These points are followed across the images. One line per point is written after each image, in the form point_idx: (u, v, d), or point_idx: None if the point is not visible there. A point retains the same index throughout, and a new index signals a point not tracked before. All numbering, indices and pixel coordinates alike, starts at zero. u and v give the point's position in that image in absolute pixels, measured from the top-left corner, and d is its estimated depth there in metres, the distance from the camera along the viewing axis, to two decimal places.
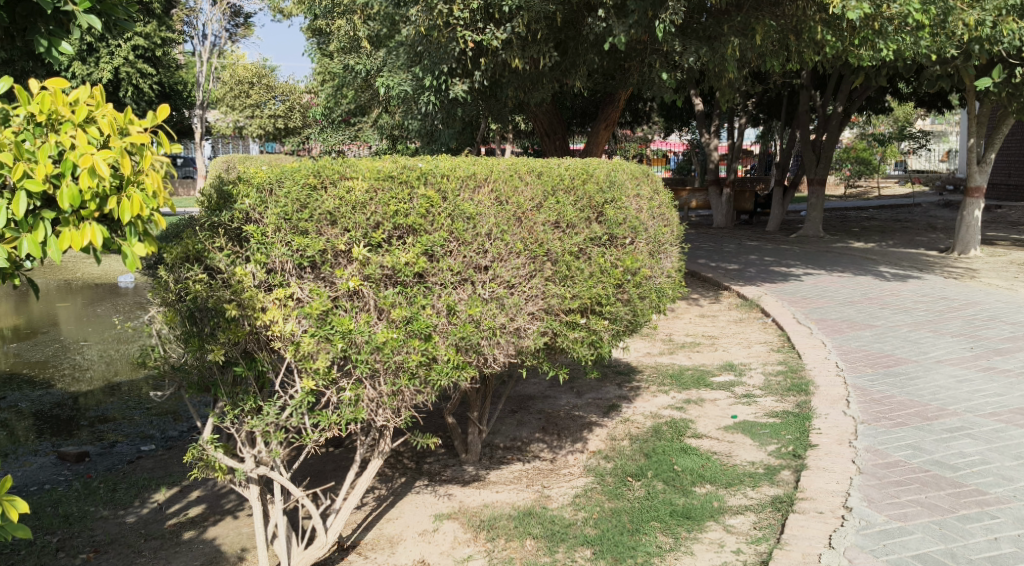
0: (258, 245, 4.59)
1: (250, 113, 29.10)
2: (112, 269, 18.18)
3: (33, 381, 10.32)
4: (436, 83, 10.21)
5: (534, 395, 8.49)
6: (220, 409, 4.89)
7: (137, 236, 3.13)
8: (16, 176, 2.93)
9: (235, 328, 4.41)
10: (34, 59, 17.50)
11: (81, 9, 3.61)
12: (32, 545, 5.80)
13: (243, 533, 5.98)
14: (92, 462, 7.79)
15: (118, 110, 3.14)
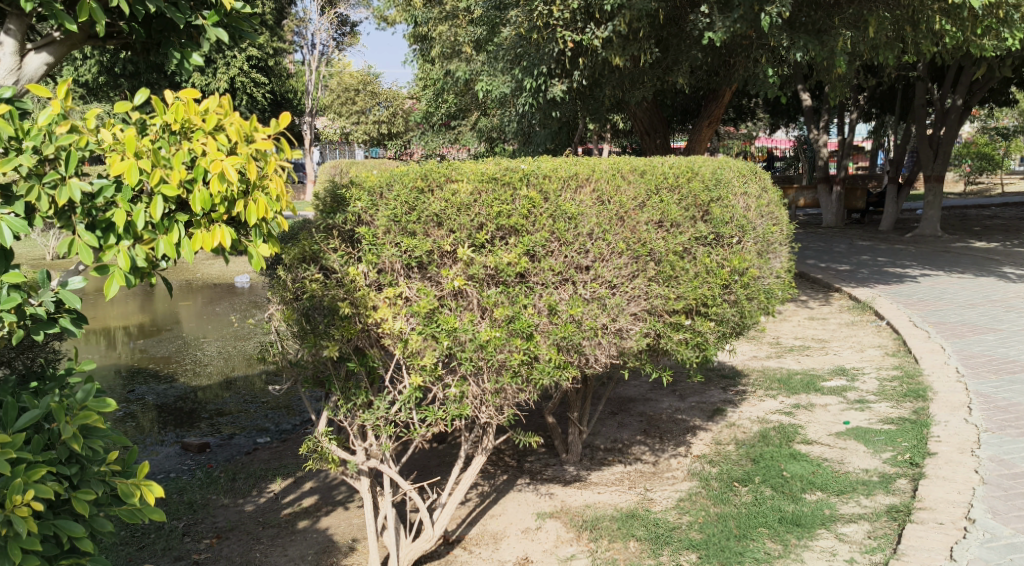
0: (370, 245, 4.75)
1: (357, 119, 29.89)
2: (228, 270, 18.99)
3: (157, 375, 10.91)
4: (536, 84, 10.24)
5: (635, 397, 8.44)
6: (334, 403, 5.08)
7: (262, 237, 3.35)
8: (154, 181, 3.13)
9: (348, 326, 4.57)
10: (156, 73, 18.47)
11: (210, 23, 3.85)
12: (161, 529, 6.14)
13: (354, 525, 6.17)
14: (212, 453, 8.18)
15: (244, 118, 3.32)
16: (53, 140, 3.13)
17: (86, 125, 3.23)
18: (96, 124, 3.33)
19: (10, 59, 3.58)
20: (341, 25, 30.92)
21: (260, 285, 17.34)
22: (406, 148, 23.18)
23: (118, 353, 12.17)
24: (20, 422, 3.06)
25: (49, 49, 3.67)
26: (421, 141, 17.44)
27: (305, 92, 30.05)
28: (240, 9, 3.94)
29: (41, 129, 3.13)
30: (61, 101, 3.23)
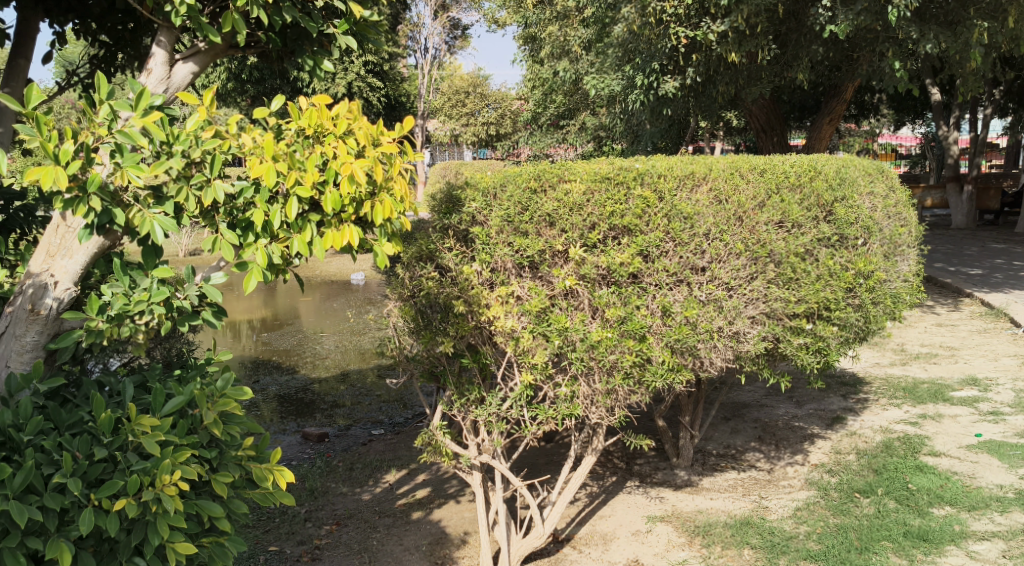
0: (483, 245, 4.86)
1: (466, 121, 30.24)
2: (345, 267, 19.58)
3: (280, 367, 11.38)
4: (647, 81, 10.14)
5: (749, 403, 8.27)
6: (448, 397, 5.22)
7: (386, 236, 3.47)
8: (290, 183, 3.30)
9: (462, 323, 4.72)
10: (278, 79, 19.18)
11: (341, 31, 4.04)
12: (284, 514, 6.44)
13: (466, 518, 6.28)
14: (330, 443, 8.47)
15: (372, 122, 3.45)
16: (199, 144, 3.34)
17: (229, 131, 3.44)
18: (238, 129, 3.53)
19: (162, 69, 3.83)
20: (454, 29, 31.27)
21: (375, 282, 17.81)
22: (515, 148, 23.32)
23: (243, 345, 12.75)
24: (167, 407, 3.29)
25: (195, 59, 3.90)
26: (530, 141, 17.51)
27: (418, 94, 30.61)
28: (369, 17, 4.07)
29: (189, 134, 3.34)
30: (206, 108, 3.44)
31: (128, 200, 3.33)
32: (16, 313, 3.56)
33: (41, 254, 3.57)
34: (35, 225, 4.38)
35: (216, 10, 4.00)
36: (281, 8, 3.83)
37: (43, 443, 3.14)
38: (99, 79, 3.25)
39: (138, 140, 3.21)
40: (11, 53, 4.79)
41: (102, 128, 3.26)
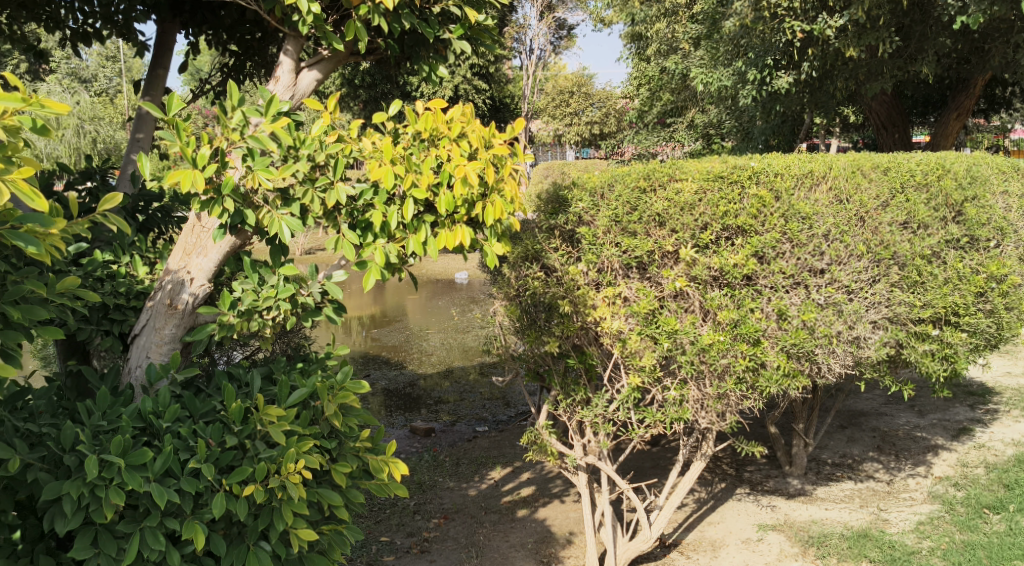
0: (590, 245, 4.84)
1: (570, 121, 30.07)
2: (450, 266, 19.84)
3: (389, 362, 11.65)
4: (760, 76, 9.91)
5: (867, 411, 7.97)
6: (554, 397, 5.29)
7: (496, 236, 3.54)
8: (406, 185, 3.39)
9: (568, 324, 4.80)
10: (388, 81, 19.59)
11: (456, 36, 4.12)
12: (395, 506, 6.61)
13: (571, 518, 6.28)
14: (437, 438, 8.63)
15: (484, 126, 3.50)
16: (323, 148, 3.48)
17: (351, 135, 3.56)
18: (359, 132, 3.65)
19: (288, 76, 4.00)
20: (560, 28, 31.24)
21: (481, 281, 18.01)
22: (620, 147, 23.13)
23: (354, 340, 13.12)
24: (291, 398, 3.45)
25: (318, 66, 4.06)
26: (636, 140, 17.32)
27: (524, 95, 30.76)
28: (483, 21, 4.14)
29: (315, 138, 3.49)
30: (330, 113, 3.57)
31: (258, 202, 3.50)
32: (156, 307, 3.77)
33: (178, 252, 3.76)
34: (171, 225, 4.64)
35: (338, 18, 4.13)
36: (399, 14, 3.93)
37: (179, 430, 3.33)
38: (232, 87, 3.42)
39: (267, 144, 3.36)
40: (150, 64, 5.08)
41: (235, 133, 3.42)
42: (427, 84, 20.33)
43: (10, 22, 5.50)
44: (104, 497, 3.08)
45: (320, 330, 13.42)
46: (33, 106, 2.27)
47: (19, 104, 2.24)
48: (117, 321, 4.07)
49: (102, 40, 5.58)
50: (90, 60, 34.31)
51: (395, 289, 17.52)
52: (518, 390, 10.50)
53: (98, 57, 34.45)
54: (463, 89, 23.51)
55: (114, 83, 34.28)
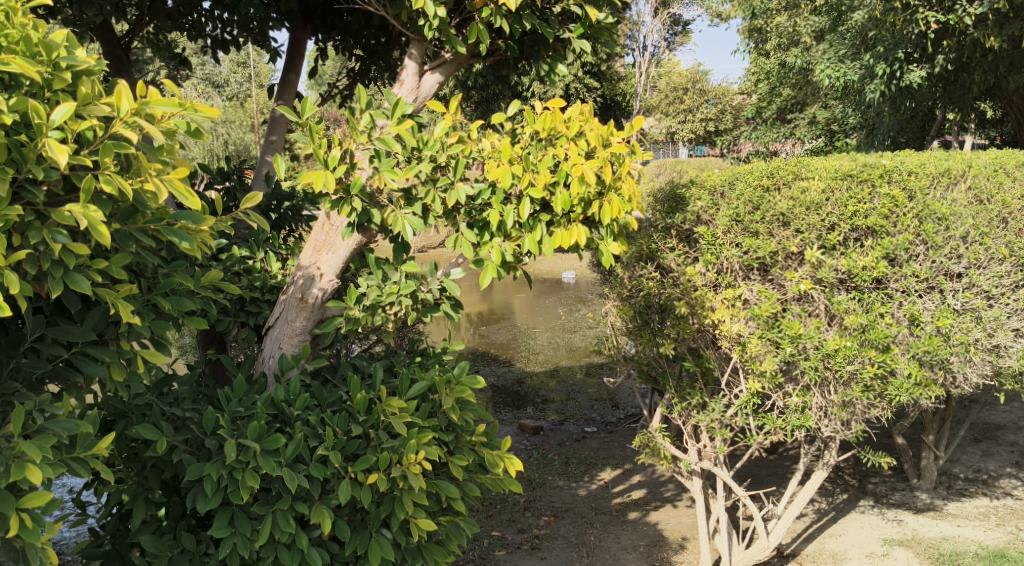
0: (708, 245, 4.76)
1: (683, 118, 29.38)
2: (559, 266, 19.86)
3: (498, 359, 11.78)
4: (890, 70, 9.49)
5: (1004, 424, 7.54)
6: (669, 401, 5.27)
7: (612, 236, 3.55)
8: (523, 185, 3.44)
9: (684, 326, 4.75)
10: (501, 81, 19.70)
11: (576, 35, 4.15)
12: (505, 502, 6.69)
13: (684, 523, 6.20)
14: (546, 436, 8.67)
15: (603, 124, 3.49)
16: (444, 149, 3.56)
17: (471, 135, 3.62)
18: (479, 133, 3.73)
19: (412, 79, 4.13)
20: (675, 25, 30.72)
21: (591, 281, 17.96)
22: (735, 145, 22.60)
23: (464, 337, 13.32)
24: (411, 391, 3.55)
25: (441, 69, 4.15)
26: (752, 138, 16.88)
27: (637, 93, 30.47)
28: (604, 19, 4.13)
29: (437, 139, 3.55)
30: (452, 114, 3.65)
31: (384, 201, 3.61)
32: (288, 300, 3.94)
33: (309, 248, 3.92)
34: (301, 223, 4.84)
35: (461, 21, 4.22)
36: (521, 16, 3.97)
37: (309, 418, 3.47)
38: (360, 91, 3.55)
39: (393, 146, 3.46)
40: (283, 69, 5.31)
41: (363, 135, 3.55)
42: (539, 83, 20.39)
43: (157, 32, 5.85)
44: (240, 479, 3.24)
45: (431, 327, 13.65)
46: (187, 110, 2.36)
47: (176, 108, 2.35)
48: (252, 314, 4.28)
49: (238, 47, 5.87)
50: (221, 65, 35.92)
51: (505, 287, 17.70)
52: (628, 391, 10.43)
53: (229, 62, 36.07)
54: (576, 87, 23.44)
55: (242, 87, 35.79)
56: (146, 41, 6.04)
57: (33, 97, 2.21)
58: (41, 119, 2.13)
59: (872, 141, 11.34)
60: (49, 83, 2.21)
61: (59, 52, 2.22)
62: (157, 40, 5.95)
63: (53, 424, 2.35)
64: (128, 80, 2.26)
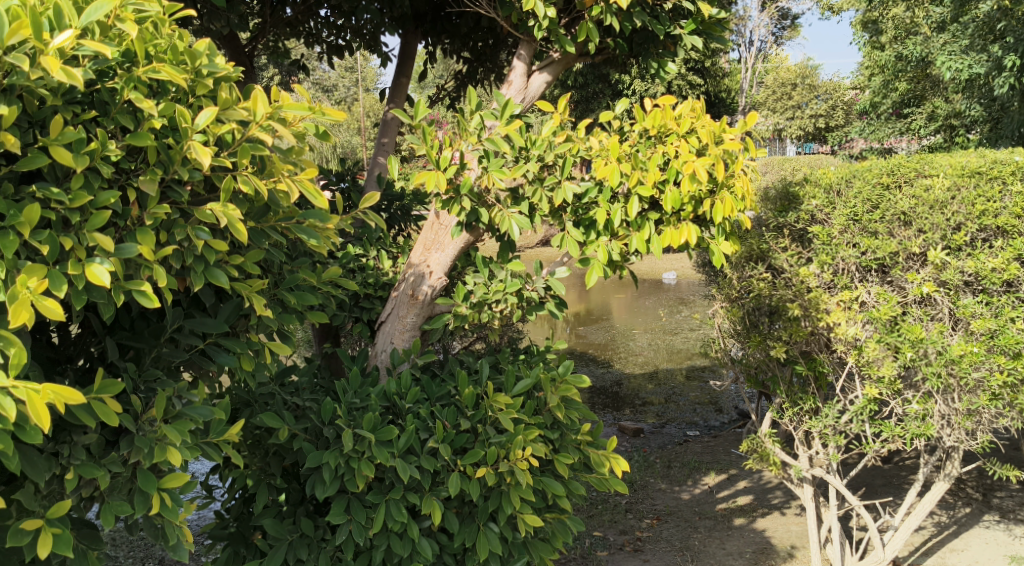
0: (824, 245, 4.64)
1: (792, 115, 28.62)
2: (660, 266, 19.66)
3: (598, 360, 11.74)
4: (1019, 61, 9.05)
5: None
6: (779, 405, 5.16)
7: (724, 236, 3.51)
8: (632, 183, 3.42)
9: (797, 328, 4.65)
10: (605, 80, 19.63)
11: (688, 31, 4.10)
12: (607, 503, 6.67)
13: (793, 531, 6.05)
14: (647, 439, 8.60)
15: (714, 120, 3.47)
16: (552, 148, 3.60)
17: (579, 135, 3.68)
18: (586, 132, 3.75)
19: (521, 80, 4.18)
20: (783, 19, 29.96)
21: (693, 282, 17.72)
22: (848, 141, 21.84)
23: (564, 337, 13.34)
24: (517, 388, 3.61)
25: (549, 69, 4.19)
26: (864, 135, 16.32)
27: (743, 89, 29.81)
28: (716, 15, 4.08)
29: (545, 139, 3.60)
30: (560, 114, 3.69)
31: (491, 201, 3.67)
32: (399, 297, 4.05)
33: (420, 247, 4.02)
34: (411, 222, 4.97)
35: (570, 21, 4.24)
36: (631, 13, 3.96)
37: (420, 411, 3.58)
38: (471, 92, 3.63)
39: (501, 146, 3.51)
40: (393, 73, 5.45)
41: (473, 136, 3.63)
42: (641, 81, 20.21)
43: (277, 39, 6.09)
44: (356, 468, 3.36)
45: (532, 326, 13.71)
46: (317, 113, 2.50)
47: (306, 112, 2.48)
48: (366, 309, 4.42)
49: (352, 52, 6.04)
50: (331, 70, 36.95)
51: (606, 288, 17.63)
52: (732, 394, 10.25)
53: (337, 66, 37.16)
54: (680, 85, 23.11)
55: (350, 91, 36.71)
56: (266, 49, 6.30)
57: (178, 103, 2.35)
58: (187, 123, 2.26)
59: (998, 136, 10.83)
60: (192, 90, 2.35)
61: (201, 60, 2.35)
62: (276, 47, 6.19)
63: (190, 410, 2.50)
64: (264, 86, 2.38)
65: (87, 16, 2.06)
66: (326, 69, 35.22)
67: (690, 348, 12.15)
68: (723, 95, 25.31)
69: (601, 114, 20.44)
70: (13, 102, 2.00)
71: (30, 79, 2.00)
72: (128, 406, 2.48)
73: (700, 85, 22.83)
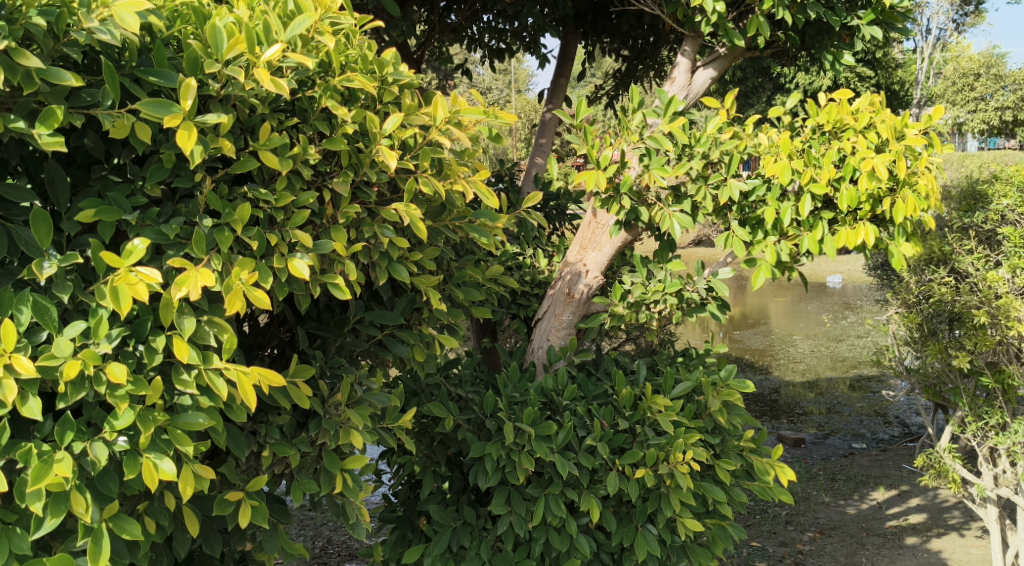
0: (1016, 246, 4.26)
1: (974, 108, 26.70)
2: (830, 267, 18.98)
3: (755, 365, 11.42)
4: None
5: None
6: (960, 419, 4.86)
7: (904, 237, 3.35)
8: (804, 180, 3.32)
9: (983, 338, 4.38)
10: (767, 75, 18.93)
11: (866, 21, 3.93)
12: (766, 513, 6.47)
13: (973, 554, 5.67)
14: (808, 449, 8.29)
15: (895, 115, 3.33)
16: (717, 146, 3.55)
17: (746, 132, 3.61)
18: (754, 129, 3.68)
19: (684, 76, 4.15)
20: (966, 4, 27.99)
21: (859, 287, 16.91)
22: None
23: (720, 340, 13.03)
24: (677, 391, 3.59)
25: (715, 64, 4.14)
26: None
27: (919, 83, 28.10)
28: (898, 3, 3.91)
29: (710, 136, 3.56)
30: (726, 110, 3.64)
31: (652, 199, 3.66)
32: (556, 295, 4.09)
33: (576, 246, 4.06)
34: (567, 221, 5.01)
35: (738, 15, 4.15)
36: (805, 5, 3.83)
37: (578, 408, 3.62)
38: (634, 90, 3.62)
39: (664, 143, 3.49)
40: (554, 74, 5.50)
41: (635, 135, 3.61)
42: (805, 76, 19.43)
43: (440, 45, 6.27)
44: (518, 461, 3.44)
45: (686, 330, 13.48)
46: (490, 116, 2.62)
47: (482, 115, 2.59)
48: (523, 306, 4.52)
49: (513, 55, 6.15)
50: (488, 71, 37.48)
51: (766, 291, 17.11)
52: (903, 406, 9.72)
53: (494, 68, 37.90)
54: (848, 78, 22.04)
55: (506, 91, 37.15)
56: (430, 54, 6.51)
57: (366, 109, 2.50)
58: (376, 129, 2.41)
59: None
60: (379, 97, 2.51)
61: (388, 68, 2.50)
62: (439, 53, 6.37)
63: (370, 396, 2.65)
64: (445, 92, 2.51)
65: (292, 30, 2.23)
66: (484, 72, 35.71)
67: (856, 356, 11.60)
68: (897, 89, 23.93)
69: (761, 109, 19.75)
70: (229, 111, 2.18)
71: (244, 89, 2.18)
72: (316, 390, 2.66)
73: (871, 77, 21.66)
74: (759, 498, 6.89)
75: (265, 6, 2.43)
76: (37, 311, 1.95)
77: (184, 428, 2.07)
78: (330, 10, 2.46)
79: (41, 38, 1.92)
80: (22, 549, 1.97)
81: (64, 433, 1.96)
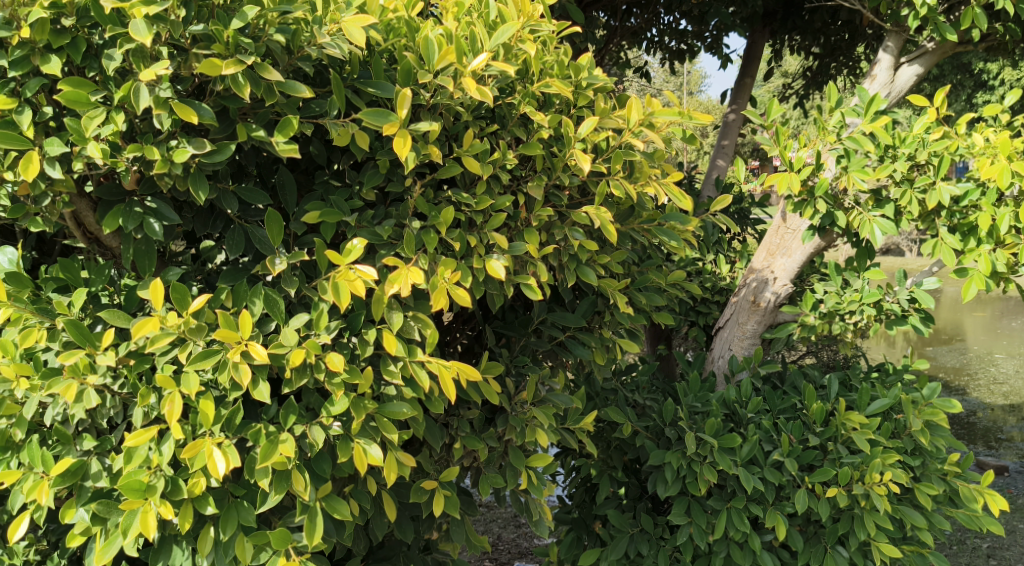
0: None
1: None
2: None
3: (952, 385, 10.62)
4: None
5: None
6: None
7: None
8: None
9: None
10: (969, 71, 17.59)
11: None
12: (964, 545, 6.01)
13: None
14: (1012, 478, 7.62)
15: None
16: (925, 146, 3.35)
17: (958, 131, 3.39)
18: (966, 129, 3.45)
19: (886, 74, 3.94)
20: None
21: None
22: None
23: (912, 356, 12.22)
24: (874, 407, 3.42)
25: (921, 60, 3.89)
26: None
27: None
28: None
29: (917, 136, 3.36)
30: (935, 109, 3.42)
31: (848, 204, 3.50)
32: (740, 303, 3.99)
33: (763, 252, 3.95)
34: (749, 226, 4.87)
35: (949, 7, 3.89)
36: None
37: (763, 422, 3.50)
38: (832, 89, 3.47)
39: (865, 144, 3.31)
40: (738, 75, 5.35)
41: (832, 136, 3.47)
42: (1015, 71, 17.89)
43: (619, 49, 6.24)
44: (699, 472, 3.38)
45: (873, 343, 12.73)
46: (685, 118, 2.60)
47: (677, 116, 2.57)
48: (702, 314, 4.43)
49: (694, 56, 6.04)
50: (664, 72, 36.89)
51: (966, 305, 15.89)
52: None
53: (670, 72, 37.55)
54: None
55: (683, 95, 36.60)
56: (608, 58, 6.49)
57: (561, 113, 2.56)
58: (571, 133, 2.45)
59: None
60: (574, 101, 2.57)
61: (584, 73, 2.56)
62: (617, 56, 6.34)
63: (553, 396, 2.70)
64: (640, 94, 2.52)
65: (495, 39, 2.30)
66: (659, 74, 35.24)
67: None
68: None
69: (961, 109, 18.39)
70: (436, 119, 2.29)
71: (452, 97, 2.27)
72: (504, 389, 2.73)
73: None
74: (957, 527, 6.40)
75: (469, 17, 2.53)
76: (267, 303, 2.13)
77: (390, 416, 2.19)
78: (531, 19, 2.52)
79: (279, 54, 2.09)
80: (248, 520, 2.16)
81: (287, 416, 2.13)
